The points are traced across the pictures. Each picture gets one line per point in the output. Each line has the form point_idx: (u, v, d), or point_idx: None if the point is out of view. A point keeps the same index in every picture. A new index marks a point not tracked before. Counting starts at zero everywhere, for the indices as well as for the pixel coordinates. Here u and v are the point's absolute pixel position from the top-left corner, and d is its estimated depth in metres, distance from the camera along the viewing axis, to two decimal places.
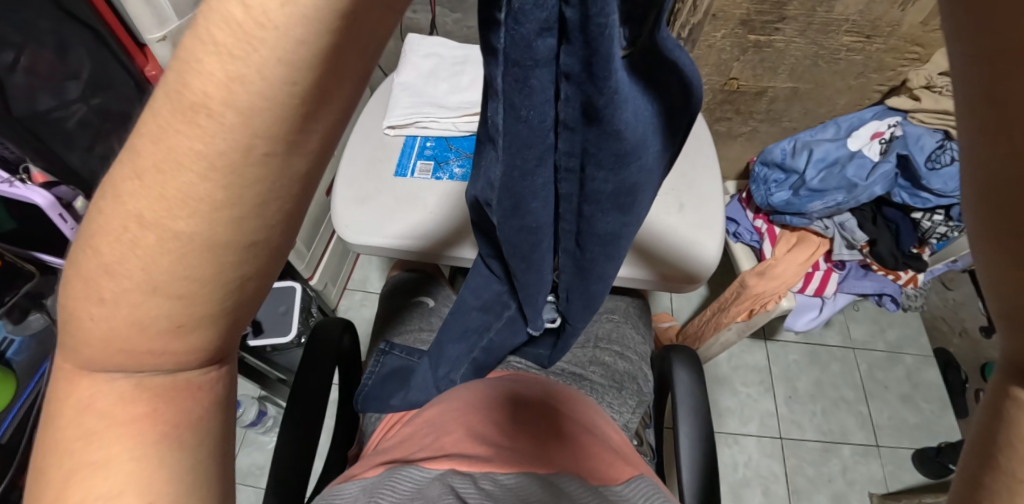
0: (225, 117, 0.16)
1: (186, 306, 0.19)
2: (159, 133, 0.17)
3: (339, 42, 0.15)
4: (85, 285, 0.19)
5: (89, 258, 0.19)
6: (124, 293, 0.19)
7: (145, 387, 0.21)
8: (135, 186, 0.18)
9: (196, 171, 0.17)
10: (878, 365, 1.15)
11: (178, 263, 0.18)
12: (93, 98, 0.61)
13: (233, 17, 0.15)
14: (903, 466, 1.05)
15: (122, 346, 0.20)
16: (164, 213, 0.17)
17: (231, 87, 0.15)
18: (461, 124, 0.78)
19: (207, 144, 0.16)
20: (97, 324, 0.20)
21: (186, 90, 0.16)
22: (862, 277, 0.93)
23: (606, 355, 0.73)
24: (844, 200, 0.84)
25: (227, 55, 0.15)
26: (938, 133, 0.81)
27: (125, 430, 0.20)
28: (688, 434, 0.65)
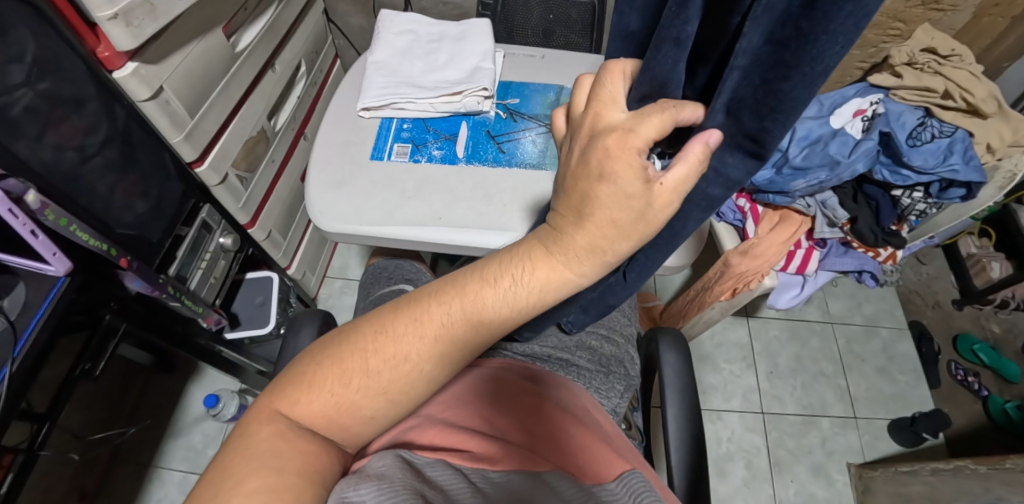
0: (537, 275, 0.40)
1: (424, 365, 0.43)
2: (502, 270, 0.41)
3: (588, 256, 0.38)
4: (401, 324, 0.43)
5: (417, 315, 0.43)
6: (416, 341, 0.42)
7: (364, 389, 0.42)
8: (468, 292, 0.42)
9: (506, 295, 0.41)
10: (856, 338, 1.17)
11: (455, 334, 0.42)
12: (40, 83, 0.55)
13: (576, 245, 0.38)
14: (880, 436, 1.08)
15: (386, 364, 0.42)
16: (467, 315, 0.42)
17: (555, 265, 0.39)
18: (439, 105, 0.76)
19: (525, 285, 0.40)
20: (385, 347, 0.42)
21: (531, 259, 0.40)
22: (844, 254, 0.92)
23: (591, 339, 0.71)
24: (826, 178, 0.82)
25: (559, 259, 0.39)
26: (919, 111, 0.81)
27: (330, 405, 0.42)
28: (676, 415, 0.65)
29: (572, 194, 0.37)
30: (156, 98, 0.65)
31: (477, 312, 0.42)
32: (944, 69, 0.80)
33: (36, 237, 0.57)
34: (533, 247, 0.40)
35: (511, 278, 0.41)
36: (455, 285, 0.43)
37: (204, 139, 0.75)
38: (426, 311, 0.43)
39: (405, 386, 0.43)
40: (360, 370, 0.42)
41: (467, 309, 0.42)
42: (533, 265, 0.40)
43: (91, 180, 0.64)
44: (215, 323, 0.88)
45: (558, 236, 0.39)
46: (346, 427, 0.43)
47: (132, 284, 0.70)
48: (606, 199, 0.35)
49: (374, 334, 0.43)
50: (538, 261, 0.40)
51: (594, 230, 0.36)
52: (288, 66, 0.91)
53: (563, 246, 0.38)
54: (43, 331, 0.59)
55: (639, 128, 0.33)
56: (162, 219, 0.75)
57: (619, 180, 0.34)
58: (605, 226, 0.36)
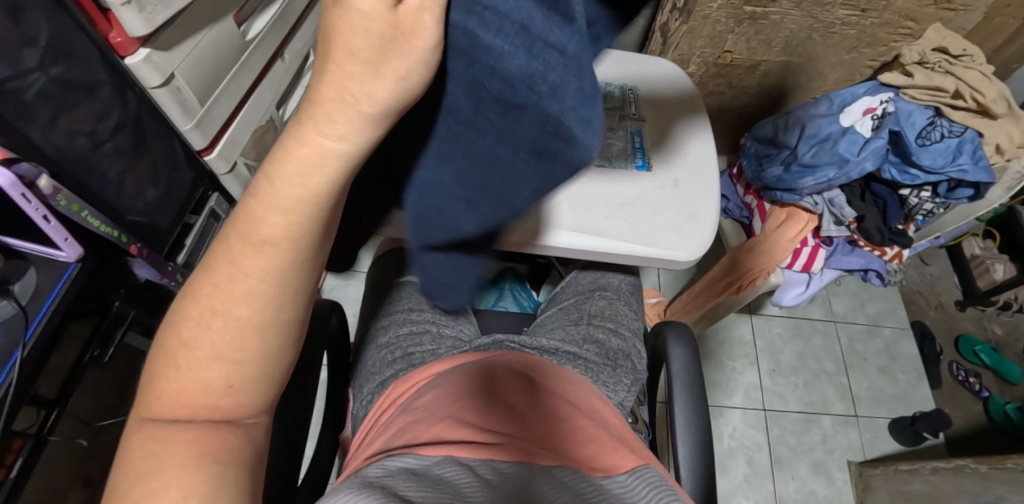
0: (330, 149, 0.24)
1: (282, 261, 0.28)
2: (277, 166, 0.25)
3: (386, 95, 0.22)
4: (198, 299, 0.30)
5: (207, 273, 0.29)
6: (217, 302, 0.29)
7: (202, 379, 0.30)
8: (242, 213, 0.27)
9: (289, 198, 0.26)
10: (858, 338, 1.18)
11: (255, 264, 0.28)
12: (53, 68, 0.55)
13: (345, 98, 0.22)
14: (880, 435, 1.08)
15: (213, 335, 0.30)
16: (289, 190, 0.25)
17: (343, 129, 0.23)
18: None
19: (308, 177, 0.25)
20: (192, 319, 0.30)
21: (297, 142, 0.24)
22: (850, 253, 0.93)
23: (599, 333, 0.72)
24: (834, 176, 0.83)
25: (338, 125, 0.23)
26: (929, 110, 0.81)
27: (178, 401, 0.31)
28: (683, 410, 0.65)
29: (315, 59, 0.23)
30: (168, 84, 0.64)
31: (302, 184, 0.25)
32: (956, 69, 0.80)
33: (49, 222, 0.57)
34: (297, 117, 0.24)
35: (321, 119, 0.23)
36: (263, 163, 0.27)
37: (215, 127, 0.74)
38: (214, 257, 0.29)
39: (242, 345, 0.30)
40: (177, 348, 0.30)
41: (278, 186, 0.25)
42: (297, 142, 0.24)
43: (102, 166, 0.64)
44: None
45: (318, 117, 0.23)
46: (212, 406, 0.31)
47: (140, 273, 0.70)
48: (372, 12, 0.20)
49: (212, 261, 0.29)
50: (291, 139, 0.24)
51: (341, 75, 0.22)
52: (297, 56, 0.90)
53: (331, 100, 0.22)
54: (54, 316, 0.60)
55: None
56: (170, 207, 0.75)
57: (352, 25, 0.21)
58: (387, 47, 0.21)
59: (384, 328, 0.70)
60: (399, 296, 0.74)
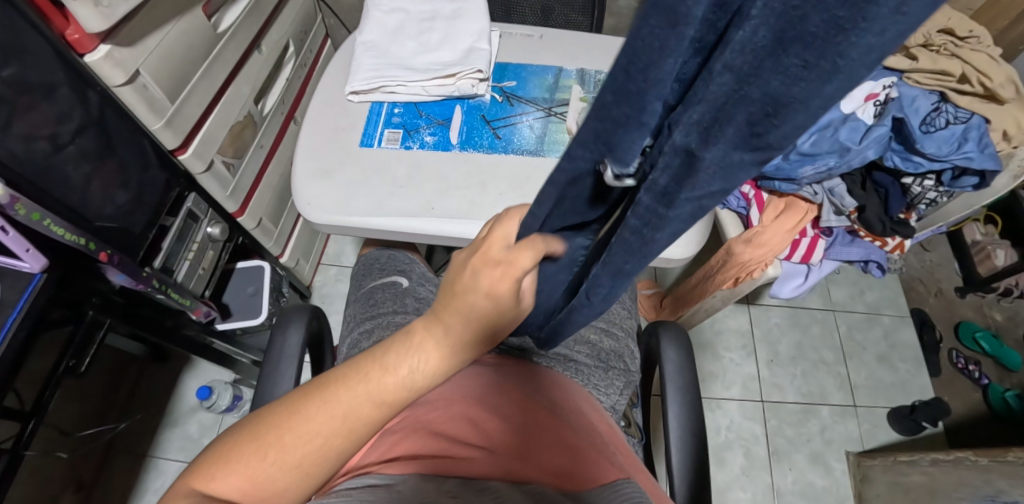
0: (444, 361, 0.39)
1: (338, 440, 0.39)
2: (415, 347, 0.39)
3: (485, 336, 0.39)
4: (303, 407, 0.39)
5: (325, 399, 0.39)
6: (319, 419, 0.39)
7: (266, 476, 0.38)
8: (378, 370, 0.39)
9: (412, 374, 0.39)
10: (857, 326, 1.16)
11: (367, 408, 0.39)
12: (4, 69, 0.52)
13: (469, 329, 0.38)
14: (879, 425, 1.07)
15: (307, 442, 0.39)
16: (376, 397, 0.39)
17: (457, 347, 0.39)
18: (431, 88, 0.72)
19: (430, 368, 0.39)
20: (293, 429, 0.39)
21: (429, 341, 0.39)
22: (850, 243, 0.90)
23: (590, 333, 0.69)
24: (835, 165, 0.79)
25: (454, 348, 0.39)
26: (934, 95, 0.78)
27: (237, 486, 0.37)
28: (678, 413, 0.63)
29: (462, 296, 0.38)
30: (133, 82, 0.61)
31: (381, 389, 0.39)
32: (961, 52, 0.78)
33: (6, 233, 0.54)
34: (427, 328, 0.40)
35: (416, 361, 0.39)
36: (351, 367, 0.40)
37: (188, 124, 0.71)
38: (332, 393, 0.39)
39: (318, 461, 0.39)
40: (262, 439, 0.39)
41: (372, 394, 0.39)
42: (429, 349, 0.39)
43: (66, 171, 0.60)
44: (205, 315, 0.84)
45: (443, 339, 0.39)
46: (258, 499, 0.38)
47: (114, 278, 0.68)
48: (476, 286, 0.37)
49: (286, 414, 0.39)
50: (422, 343, 0.39)
51: (483, 303, 0.37)
52: (275, 47, 0.87)
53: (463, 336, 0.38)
54: (20, 331, 0.56)
55: (516, 259, 0.35)
56: (144, 210, 0.72)
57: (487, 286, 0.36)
58: (480, 310, 0.37)
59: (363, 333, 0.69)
60: (387, 298, 0.72)
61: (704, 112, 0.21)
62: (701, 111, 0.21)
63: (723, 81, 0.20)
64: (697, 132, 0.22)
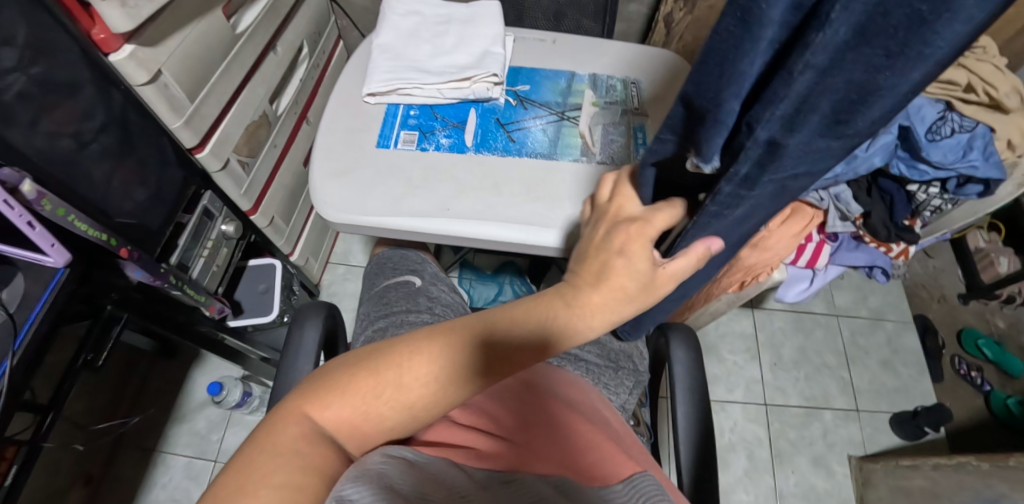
0: (579, 318, 0.44)
1: (447, 387, 0.42)
2: (559, 300, 0.45)
3: (620, 301, 0.44)
4: (428, 345, 0.42)
5: (454, 341, 0.43)
6: (440, 362, 0.42)
7: (377, 407, 0.41)
8: (516, 321, 0.44)
9: (550, 327, 0.44)
10: (860, 331, 1.17)
11: (497, 355, 0.43)
12: (32, 67, 0.53)
13: (614, 289, 0.44)
14: (881, 429, 1.08)
15: (424, 382, 0.41)
16: (499, 348, 0.43)
17: (598, 305, 0.44)
18: (447, 91, 0.73)
19: (568, 323, 0.44)
20: (415, 366, 0.41)
21: (574, 297, 0.44)
22: (854, 249, 0.91)
23: (600, 333, 0.71)
24: (841, 171, 0.78)
25: (591, 306, 0.44)
26: (940, 104, 0.79)
27: (351, 407, 0.40)
28: (686, 412, 0.64)
29: (594, 261, 0.45)
30: (154, 82, 0.62)
31: (491, 354, 0.43)
32: (967, 61, 0.79)
33: (33, 228, 0.55)
34: (565, 287, 0.45)
35: (554, 315, 0.44)
36: (483, 320, 0.45)
37: (205, 124, 0.72)
38: (451, 340, 0.43)
39: (427, 405, 0.42)
40: (381, 369, 0.41)
41: (496, 341, 0.43)
42: (570, 304, 0.44)
43: (89, 168, 0.62)
44: (218, 311, 0.86)
45: (580, 294, 0.44)
46: (358, 429, 0.40)
47: (132, 274, 0.69)
48: (621, 271, 0.43)
49: (392, 360, 0.42)
50: (562, 299, 0.45)
51: (626, 260, 0.43)
52: (291, 48, 0.88)
53: (597, 291, 0.44)
54: (43, 324, 0.58)
55: (654, 220, 0.42)
56: (162, 206, 0.74)
57: (629, 254, 0.43)
58: (615, 293, 0.44)
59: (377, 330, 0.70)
60: (399, 297, 0.73)
61: (790, 105, 0.27)
62: (788, 104, 0.27)
63: (808, 76, 0.25)
64: (784, 121, 0.28)
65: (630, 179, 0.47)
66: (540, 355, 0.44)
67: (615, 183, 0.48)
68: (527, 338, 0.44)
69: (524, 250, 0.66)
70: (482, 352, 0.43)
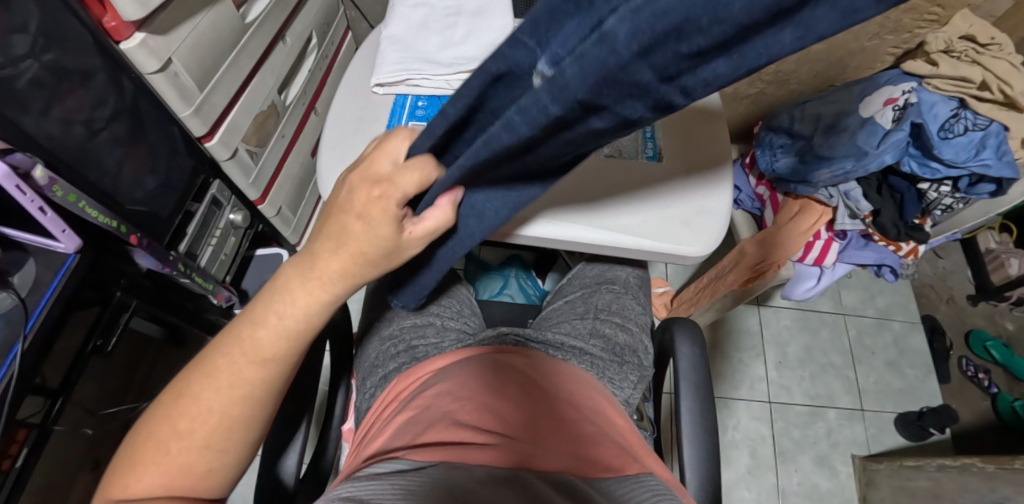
0: (294, 312, 0.42)
1: (238, 409, 0.42)
2: (278, 297, 0.42)
3: (350, 278, 0.42)
4: (196, 382, 0.42)
5: (219, 363, 0.42)
6: (219, 391, 0.41)
7: (185, 460, 0.41)
8: (253, 329, 0.42)
9: (280, 323, 0.42)
10: (867, 330, 1.16)
11: (254, 365, 0.42)
12: (45, 54, 0.53)
13: (341, 268, 0.41)
14: (885, 429, 1.07)
15: (215, 415, 0.41)
16: (255, 354, 0.42)
17: (324, 292, 0.42)
18: (455, 82, 0.73)
19: (293, 318, 0.42)
20: (200, 405, 0.41)
21: (293, 290, 0.42)
22: (864, 247, 0.90)
23: (606, 327, 0.70)
24: (851, 168, 0.81)
25: (321, 287, 0.42)
26: (953, 101, 0.78)
27: (164, 470, 0.40)
28: (689, 408, 0.64)
29: (330, 232, 0.41)
30: (165, 71, 0.62)
31: (260, 350, 0.42)
32: (982, 58, 0.77)
33: (44, 213, 0.56)
34: (291, 277, 0.42)
35: (287, 307, 0.42)
36: (232, 335, 0.42)
37: (214, 112, 0.72)
38: (216, 363, 0.42)
39: (231, 431, 0.42)
40: (163, 425, 0.41)
41: (251, 352, 0.42)
42: (292, 293, 0.42)
43: (99, 155, 0.62)
44: (226, 300, 0.86)
45: (304, 281, 0.42)
46: (189, 485, 0.41)
47: (142, 261, 0.69)
48: (358, 235, 0.40)
49: (175, 404, 0.41)
50: (292, 289, 0.42)
51: (355, 234, 0.40)
52: (299, 39, 0.88)
53: (320, 278, 0.41)
54: (54, 309, 0.59)
55: (399, 181, 0.39)
56: (171, 196, 0.74)
57: (357, 223, 0.40)
58: (356, 259, 0.41)
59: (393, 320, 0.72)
60: None
61: None
62: None
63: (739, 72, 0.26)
64: None
65: (397, 135, 0.42)
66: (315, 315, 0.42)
67: (380, 142, 0.43)
68: (296, 319, 0.42)
69: (531, 242, 0.66)
70: (264, 348, 0.42)
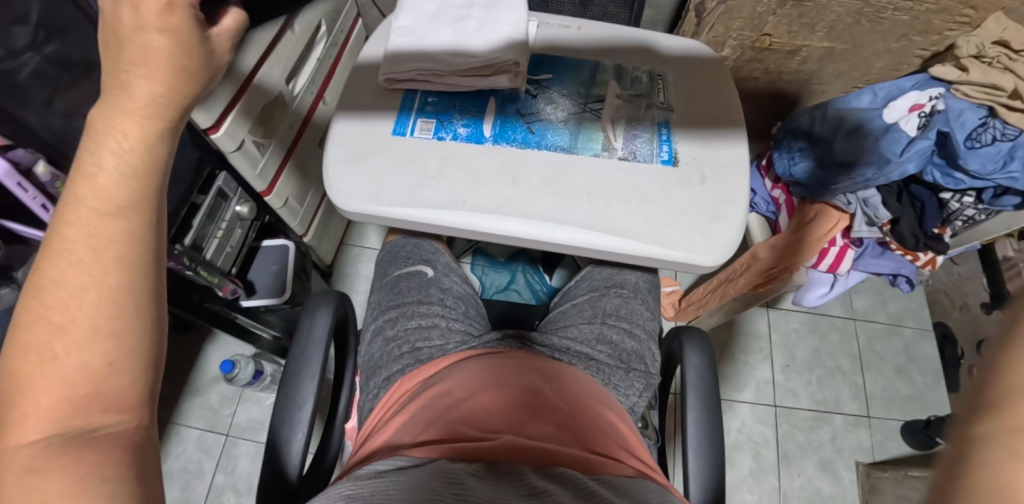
0: (132, 146, 0.32)
1: (115, 279, 0.31)
2: (102, 132, 0.31)
3: (170, 92, 0.33)
4: (49, 276, 0.30)
5: (70, 234, 0.31)
6: (79, 274, 0.30)
7: (76, 380, 0.30)
8: (90, 183, 0.31)
9: (121, 161, 0.31)
10: (877, 336, 1.15)
11: (114, 225, 0.31)
12: (47, 46, 0.51)
13: (151, 85, 0.32)
14: (891, 436, 1.07)
15: (91, 298, 0.30)
16: (103, 207, 0.31)
17: (150, 110, 0.32)
18: (465, 80, 0.70)
19: (132, 153, 0.32)
20: (64, 293, 0.30)
21: (112, 125, 0.31)
22: (879, 255, 0.87)
23: (613, 333, 0.69)
24: (872, 176, 0.80)
25: (146, 105, 0.32)
26: (982, 109, 0.75)
27: (48, 407, 0.29)
28: (696, 418, 0.63)
29: (123, 48, 0.32)
30: None
31: (107, 197, 0.31)
32: (1016, 65, 0.74)
33: (47, 212, 0.54)
34: (101, 110, 0.32)
35: (113, 141, 0.31)
36: (67, 204, 0.31)
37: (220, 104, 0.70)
38: (65, 238, 0.31)
39: (123, 313, 0.31)
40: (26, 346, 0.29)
41: (98, 208, 0.31)
42: (113, 123, 0.32)
43: None
44: (231, 292, 0.85)
45: (119, 106, 0.32)
46: (91, 401, 0.30)
47: None
48: (146, 41, 0.32)
49: (30, 313, 0.30)
50: (114, 120, 0.32)
51: (148, 36, 0.32)
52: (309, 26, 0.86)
53: (146, 87, 0.32)
54: None
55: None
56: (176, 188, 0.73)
57: (144, 27, 0.32)
58: (170, 72, 0.33)
59: (392, 319, 0.71)
60: (411, 288, 0.73)
61: None
62: None
63: None
64: None
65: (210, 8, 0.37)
66: (154, 138, 0.32)
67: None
68: (137, 156, 0.32)
69: (541, 246, 0.65)
70: (116, 199, 0.31)
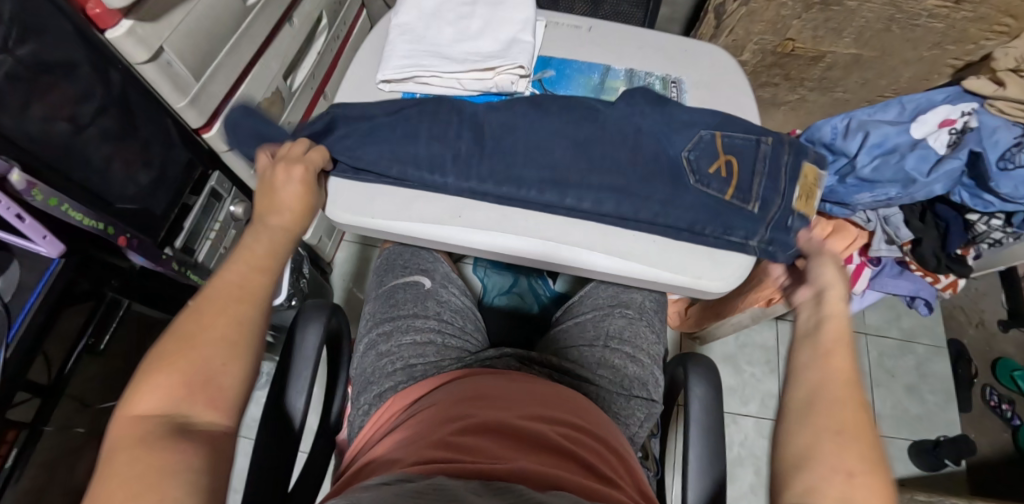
0: (280, 233, 0.52)
1: (238, 323, 0.42)
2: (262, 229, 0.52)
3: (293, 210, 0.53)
4: (190, 317, 0.42)
5: (220, 285, 0.44)
6: (215, 311, 0.42)
7: (196, 380, 0.38)
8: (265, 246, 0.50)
9: (274, 240, 0.51)
10: (888, 353, 1.11)
11: (261, 271, 0.47)
12: (21, 46, 0.48)
13: (279, 202, 0.53)
14: (898, 457, 1.04)
15: (222, 327, 0.41)
16: (254, 263, 0.47)
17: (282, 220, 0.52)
18: (468, 82, 0.67)
19: (282, 235, 0.52)
20: (203, 323, 0.41)
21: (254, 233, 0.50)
22: (897, 276, 0.84)
23: (615, 357, 0.66)
24: (896, 195, 0.74)
25: (279, 218, 0.53)
26: (1016, 128, 0.71)
27: (166, 400, 0.37)
28: (698, 454, 0.59)
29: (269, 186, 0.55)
30: (156, 60, 0.57)
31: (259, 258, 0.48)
32: None
33: (22, 221, 0.54)
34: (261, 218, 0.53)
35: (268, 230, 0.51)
36: (220, 273, 0.45)
37: (212, 101, 0.67)
38: (213, 290, 0.43)
39: (239, 337, 0.41)
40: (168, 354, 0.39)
41: (252, 262, 0.47)
42: (279, 211, 0.53)
43: (86, 150, 0.58)
44: None
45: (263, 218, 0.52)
46: (205, 398, 0.38)
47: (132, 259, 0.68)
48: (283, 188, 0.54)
49: (167, 342, 0.40)
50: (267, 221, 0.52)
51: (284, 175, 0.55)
52: (309, 18, 0.82)
53: (275, 208, 0.53)
54: (39, 313, 0.57)
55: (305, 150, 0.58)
56: (167, 189, 0.70)
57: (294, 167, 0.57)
58: (302, 193, 0.55)
59: (385, 333, 0.68)
60: (408, 300, 0.70)
61: None
62: None
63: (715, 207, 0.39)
64: None
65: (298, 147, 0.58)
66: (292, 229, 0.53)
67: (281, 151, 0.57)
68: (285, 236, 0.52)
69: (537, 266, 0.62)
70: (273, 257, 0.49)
